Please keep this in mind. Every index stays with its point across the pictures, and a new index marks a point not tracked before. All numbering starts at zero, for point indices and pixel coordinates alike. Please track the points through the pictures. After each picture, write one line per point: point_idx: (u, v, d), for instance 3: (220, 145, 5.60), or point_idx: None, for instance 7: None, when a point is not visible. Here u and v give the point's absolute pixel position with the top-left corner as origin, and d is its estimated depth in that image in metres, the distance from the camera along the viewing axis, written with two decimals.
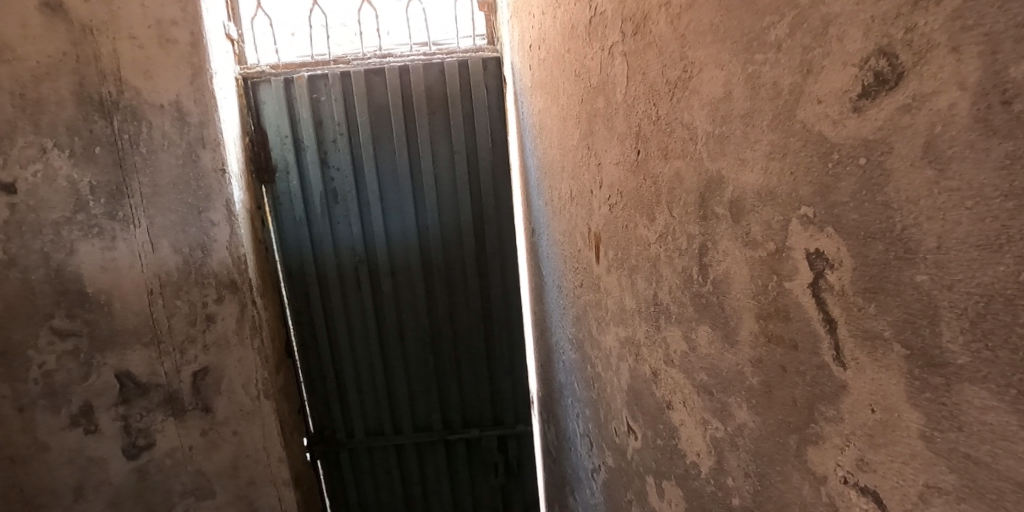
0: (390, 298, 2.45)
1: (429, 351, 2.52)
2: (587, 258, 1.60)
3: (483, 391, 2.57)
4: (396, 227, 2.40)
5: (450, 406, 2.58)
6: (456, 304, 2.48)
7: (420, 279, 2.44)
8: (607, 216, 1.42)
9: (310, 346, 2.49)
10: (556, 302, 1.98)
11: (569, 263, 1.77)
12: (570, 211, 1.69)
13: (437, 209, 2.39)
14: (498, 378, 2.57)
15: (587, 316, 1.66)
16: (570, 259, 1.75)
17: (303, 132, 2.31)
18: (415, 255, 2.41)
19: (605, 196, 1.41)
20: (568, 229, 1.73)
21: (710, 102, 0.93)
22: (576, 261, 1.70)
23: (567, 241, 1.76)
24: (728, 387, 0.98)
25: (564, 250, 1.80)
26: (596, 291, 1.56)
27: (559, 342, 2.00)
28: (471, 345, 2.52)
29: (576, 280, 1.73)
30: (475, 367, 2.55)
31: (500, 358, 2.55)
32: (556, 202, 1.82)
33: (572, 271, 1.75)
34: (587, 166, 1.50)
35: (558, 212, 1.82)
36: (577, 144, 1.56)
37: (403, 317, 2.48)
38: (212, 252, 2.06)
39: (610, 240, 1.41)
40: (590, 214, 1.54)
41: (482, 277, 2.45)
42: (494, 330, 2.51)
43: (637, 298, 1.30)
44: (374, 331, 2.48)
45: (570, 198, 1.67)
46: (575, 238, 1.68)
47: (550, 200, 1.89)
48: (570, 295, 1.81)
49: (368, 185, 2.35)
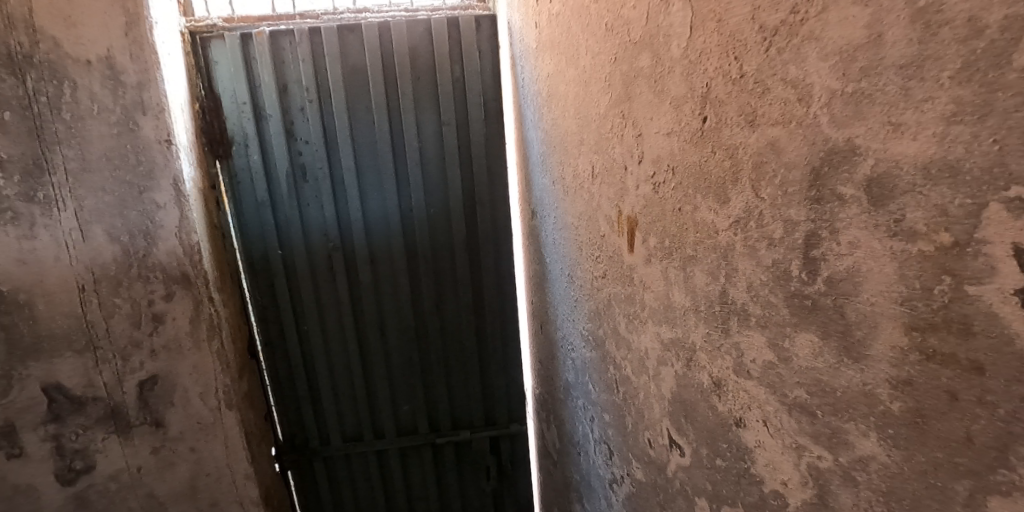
0: (368, 289, 2.18)
1: (413, 348, 2.27)
2: (616, 243, 1.37)
3: (473, 389, 2.35)
4: (375, 209, 2.12)
5: (438, 407, 2.35)
6: (445, 295, 2.23)
7: (403, 268, 2.17)
8: (649, 196, 1.20)
9: (277, 344, 2.21)
10: (564, 292, 1.77)
11: (587, 249, 1.54)
12: (590, 190, 1.46)
13: (422, 190, 2.12)
14: (490, 375, 2.35)
15: (611, 311, 1.46)
16: (589, 245, 1.52)
17: (263, 98, 1.98)
18: (397, 240, 2.15)
19: (647, 171, 1.19)
20: (587, 211, 1.51)
21: (842, 50, 0.71)
22: (598, 246, 1.47)
23: (586, 224, 1.53)
24: (843, 411, 0.79)
25: (580, 235, 1.57)
26: (629, 283, 1.34)
27: (568, 338, 1.80)
28: (461, 340, 2.29)
29: (596, 269, 1.51)
30: (465, 363, 2.32)
31: (492, 353, 2.33)
32: (569, 180, 1.59)
33: (591, 258, 1.52)
34: (620, 137, 1.28)
35: (572, 190, 1.58)
36: (605, 112, 1.33)
37: (384, 310, 2.21)
38: (157, 240, 1.73)
39: (654, 225, 1.19)
40: (622, 193, 1.31)
41: (473, 265, 2.21)
42: (485, 322, 2.29)
43: (693, 295, 1.09)
44: (350, 326, 2.21)
45: (592, 173, 1.44)
46: (599, 219, 1.45)
47: (560, 177, 1.65)
48: (586, 286, 1.59)
49: (342, 162, 2.06)
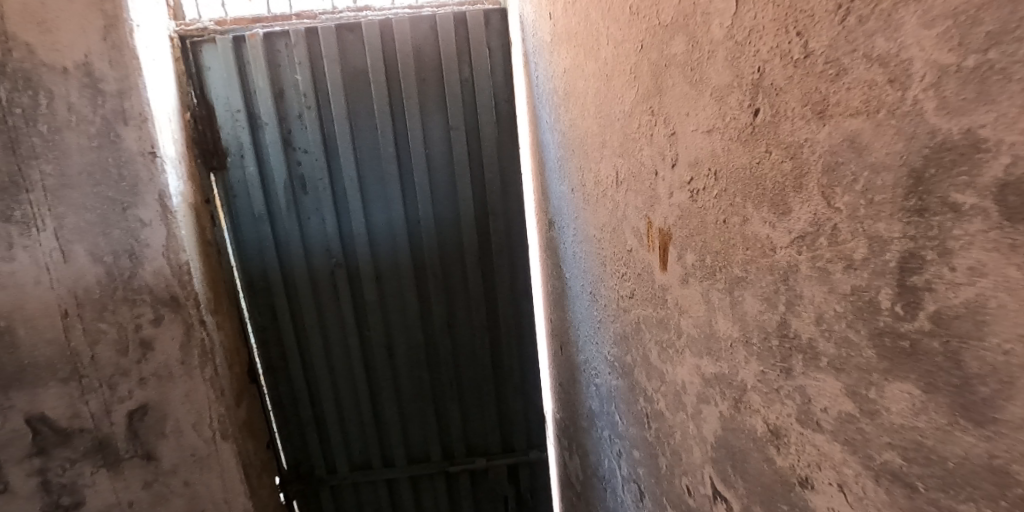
0: (374, 308, 2.02)
1: (424, 370, 2.10)
2: (646, 259, 1.19)
3: (489, 414, 2.18)
4: (380, 222, 1.96)
5: (451, 432, 2.18)
6: (456, 313, 2.07)
7: (411, 285, 2.02)
8: (686, 204, 1.01)
9: (279, 367, 2.07)
10: (587, 311, 1.59)
11: (612, 265, 1.36)
12: (614, 199, 1.29)
13: (430, 200, 1.96)
14: (506, 398, 2.17)
15: (641, 337, 1.27)
16: (615, 260, 1.34)
17: (259, 105, 1.85)
18: (404, 255, 1.99)
19: (683, 176, 1.01)
20: (612, 222, 1.33)
21: (956, 11, 0.52)
22: (625, 261, 1.29)
23: (611, 236, 1.35)
24: (955, 490, 0.58)
25: (605, 248, 1.39)
26: (662, 306, 1.15)
27: (592, 362, 1.62)
28: (474, 361, 2.12)
29: (623, 289, 1.33)
30: (480, 386, 2.15)
31: (509, 375, 2.15)
32: (590, 187, 1.41)
33: (617, 274, 1.34)
34: (649, 137, 1.10)
35: (594, 199, 1.40)
36: (631, 109, 1.16)
37: (392, 329, 2.06)
38: (143, 259, 1.60)
39: (693, 239, 1.00)
40: (652, 201, 1.12)
41: (486, 280, 2.05)
42: (501, 342, 2.12)
43: (741, 325, 0.91)
44: (356, 348, 2.06)
45: (617, 176, 1.26)
46: (625, 230, 1.27)
47: (579, 184, 1.48)
48: (611, 307, 1.41)
49: (343, 172, 1.91)
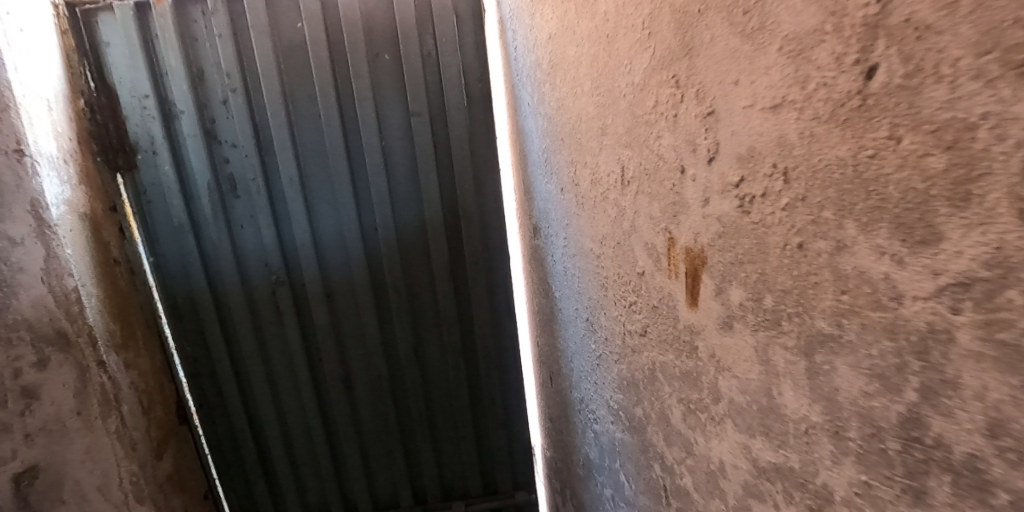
0: (321, 332, 1.77)
1: (387, 399, 1.84)
2: (670, 288, 0.85)
3: (467, 449, 1.93)
4: (329, 232, 1.71)
5: (422, 468, 1.93)
6: (424, 335, 1.82)
7: (369, 303, 1.76)
8: (739, 216, 0.67)
9: (214, 404, 1.78)
10: (579, 341, 1.28)
11: (619, 290, 1.02)
12: (603, 207, 1.02)
13: (383, 206, 1.71)
14: (485, 427, 1.92)
15: (648, 389, 0.98)
16: (623, 284, 1.00)
17: (173, 89, 1.58)
18: (358, 270, 1.74)
19: (735, 174, 0.67)
20: (617, 234, 0.99)
21: None
22: (637, 286, 0.95)
23: (617, 253, 1.00)
24: None
25: (608, 268, 1.05)
26: (693, 357, 0.82)
27: (589, 404, 1.29)
28: (448, 388, 1.86)
29: (633, 323, 0.99)
30: (455, 415, 1.89)
31: (487, 403, 1.89)
32: (588, 188, 1.07)
33: (625, 303, 1.01)
34: (657, 122, 0.81)
35: (594, 202, 1.06)
36: (625, 87, 0.88)
37: (348, 357, 1.80)
38: (16, 287, 1.25)
39: (751, 268, 0.67)
40: (680, 208, 0.79)
41: (458, 292, 1.80)
42: (478, 366, 1.86)
43: (812, 400, 0.59)
44: (303, 378, 1.79)
45: (627, 173, 0.92)
46: (637, 248, 0.93)
47: (573, 181, 1.14)
48: (615, 342, 1.08)
49: (281, 170, 1.66)
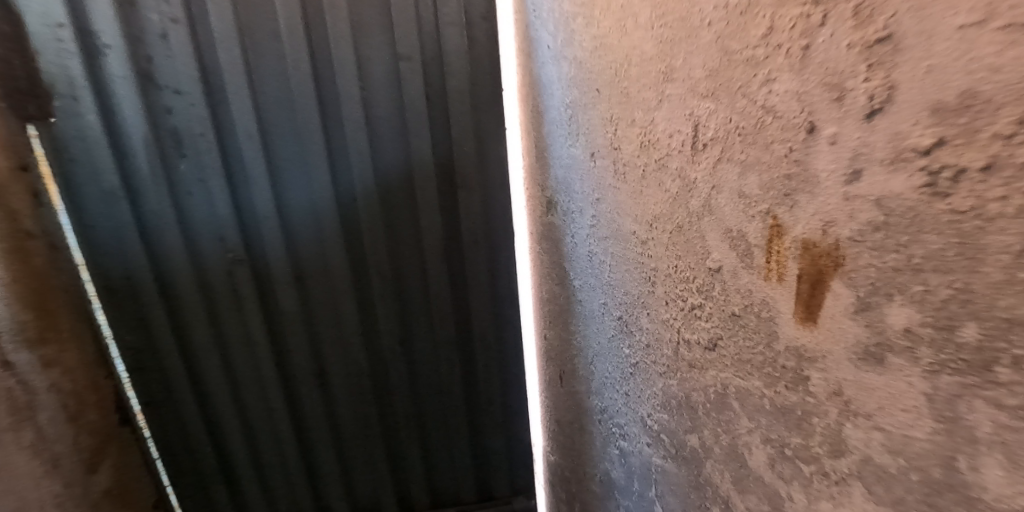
0: (291, 314, 1.54)
1: (370, 388, 1.64)
2: (770, 294, 0.62)
3: (459, 447, 1.74)
4: (300, 201, 1.48)
5: (408, 465, 1.73)
6: (413, 323, 1.61)
7: (347, 280, 1.54)
8: (925, 199, 0.41)
9: (160, 402, 1.53)
10: (604, 342, 1.05)
11: (675, 288, 0.78)
12: (656, 178, 0.78)
13: (363, 169, 1.48)
14: (479, 418, 1.73)
15: (713, 416, 0.76)
16: (683, 281, 0.76)
17: (97, 20, 1.29)
18: (335, 244, 1.51)
19: (926, 135, 0.40)
20: (679, 216, 0.75)
21: None
22: (707, 286, 0.72)
23: (676, 240, 0.76)
24: None
25: (659, 258, 0.81)
26: (803, 394, 0.59)
27: (613, 417, 1.08)
28: (439, 377, 1.67)
29: (695, 332, 0.76)
30: (446, 407, 1.70)
31: (483, 391, 1.71)
32: (636, 155, 0.82)
33: (685, 305, 0.77)
34: (765, 58, 0.57)
35: (645, 173, 0.81)
36: (710, 12, 0.63)
37: (321, 346, 1.58)
38: None
39: (937, 280, 0.40)
40: (806, 185, 0.54)
41: (451, 268, 1.59)
42: (474, 355, 1.67)
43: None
44: (268, 367, 1.56)
45: (706, 133, 0.67)
46: (711, 235, 0.69)
47: (612, 144, 0.88)
48: (664, 352, 0.85)
49: (240, 125, 1.40)
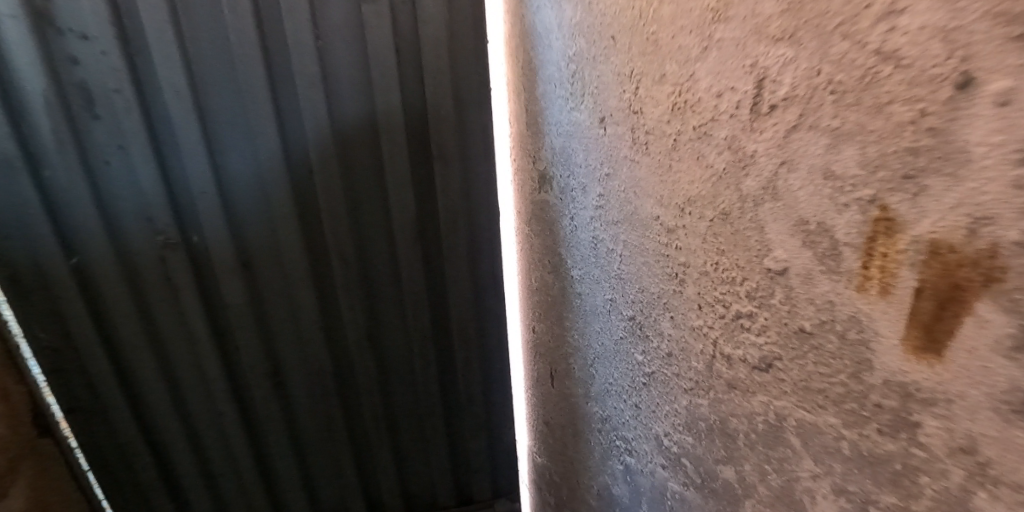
0: (240, 311, 1.22)
1: (334, 400, 1.36)
2: (865, 311, 0.45)
3: (436, 458, 1.49)
4: (244, 164, 1.14)
5: (382, 481, 1.49)
6: (384, 318, 1.33)
7: (303, 271, 1.23)
8: None
9: (82, 405, 1.23)
10: (609, 343, 0.89)
11: (716, 290, 0.62)
12: (691, 151, 0.61)
13: (318, 132, 1.17)
14: (460, 429, 1.48)
15: (762, 451, 0.60)
16: (728, 283, 0.60)
17: None
18: (288, 226, 1.20)
19: None
20: (726, 200, 0.58)
21: None
22: (764, 292, 0.55)
23: (721, 230, 0.59)
24: None
25: (692, 252, 0.65)
26: (908, 448, 0.43)
27: (617, 429, 0.92)
28: (416, 383, 1.39)
29: (740, 347, 0.60)
30: (424, 420, 1.43)
31: (465, 399, 1.45)
32: (666, 119, 0.64)
33: (728, 311, 0.61)
34: None
35: (677, 143, 0.63)
36: None
37: (278, 349, 1.27)
38: None
39: None
40: (945, 162, 0.37)
41: (424, 256, 1.30)
42: (452, 350, 1.41)
43: None
44: (216, 376, 1.26)
45: (777, 90, 0.50)
46: (777, 227, 0.52)
47: (631, 106, 0.71)
48: (690, 365, 0.69)
49: (160, 58, 1.05)
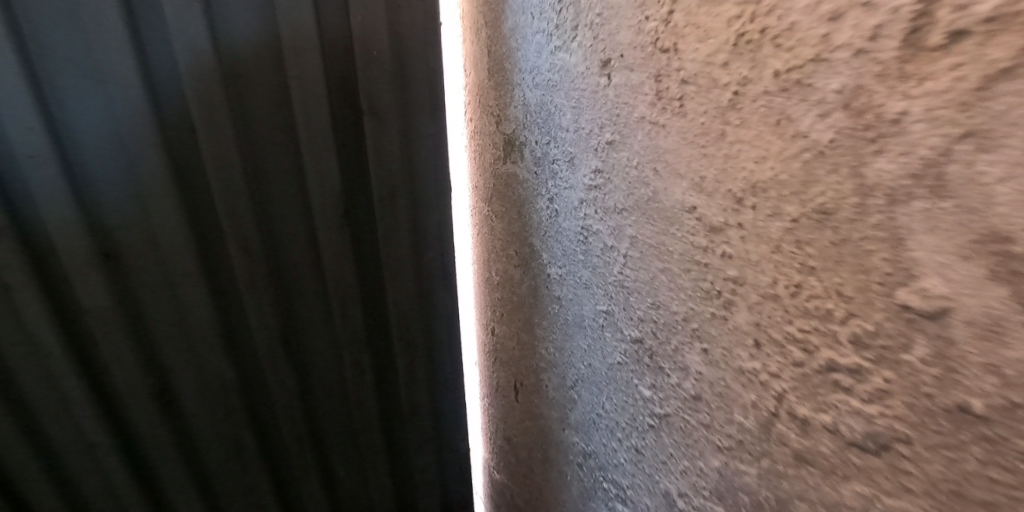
0: (112, 329, 0.80)
1: (248, 451, 0.96)
2: None
3: (382, 490, 1.15)
4: (79, 92, 0.70)
5: None
6: (307, 328, 0.94)
7: (196, 275, 0.83)
8: None
9: None
10: (601, 367, 0.67)
11: (793, 325, 0.41)
12: (768, 108, 0.38)
13: (197, 70, 0.75)
14: (407, 465, 1.16)
15: None
16: (819, 318, 0.39)
17: None
18: (164, 205, 0.78)
19: None
20: (828, 191, 0.36)
21: None
22: (893, 341, 0.35)
23: (815, 238, 0.38)
24: None
25: (752, 265, 0.43)
26: None
27: (608, 472, 0.71)
28: (353, 417, 1.05)
29: (828, 412, 0.40)
30: (363, 460, 1.10)
31: (410, 428, 1.13)
32: (720, 61, 0.41)
33: (813, 359, 0.40)
34: None
35: (738, 96, 0.40)
36: None
37: (166, 362, 0.85)
38: None
39: None
40: None
41: (357, 253, 0.94)
42: (393, 370, 1.06)
43: None
44: (76, 434, 0.82)
45: (972, 6, 0.29)
46: (934, 242, 0.32)
47: (656, 42, 0.47)
48: (732, 417, 0.49)
49: None
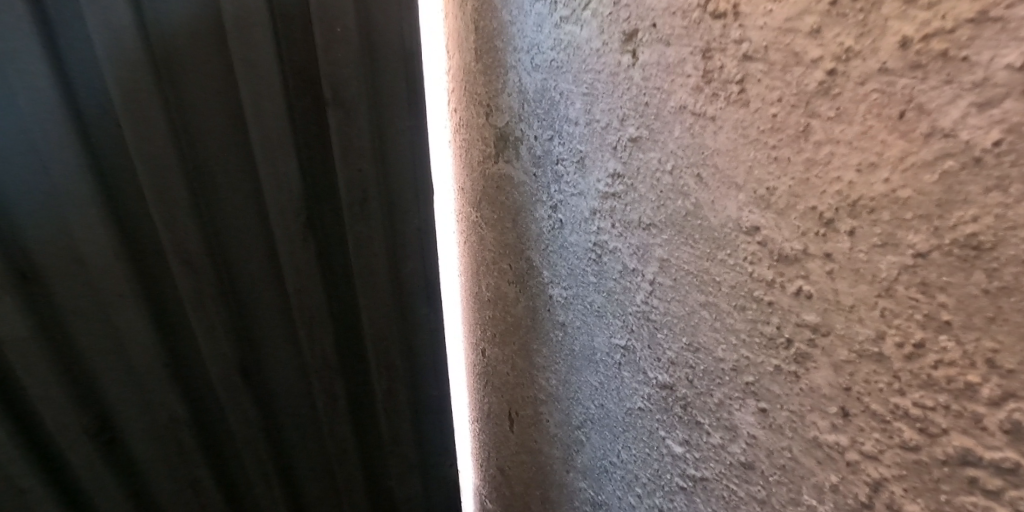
0: (36, 365, 0.63)
1: (210, 501, 0.81)
2: None
3: None
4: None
5: None
6: (271, 355, 0.81)
7: (133, 297, 0.67)
8: None
9: None
10: (617, 410, 0.55)
11: (907, 397, 0.29)
12: (887, 90, 0.27)
13: (122, 53, 0.60)
14: (390, 498, 1.04)
15: None
16: (950, 392, 0.27)
17: None
18: (85, 212, 0.62)
19: None
20: (984, 216, 0.25)
21: None
22: None
23: (953, 282, 0.26)
24: None
25: (843, 310, 0.31)
26: None
27: None
28: (327, 451, 0.91)
29: None
30: (340, 497, 0.96)
31: (390, 458, 1.00)
32: (807, 27, 0.30)
33: (935, 446, 0.29)
34: None
35: (835, 77, 0.29)
36: None
37: (107, 402, 0.69)
38: None
39: None
40: None
41: (323, 265, 0.81)
42: (372, 395, 0.94)
43: None
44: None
45: None
46: None
47: (705, 5, 0.35)
48: (799, 498, 0.37)
49: None
